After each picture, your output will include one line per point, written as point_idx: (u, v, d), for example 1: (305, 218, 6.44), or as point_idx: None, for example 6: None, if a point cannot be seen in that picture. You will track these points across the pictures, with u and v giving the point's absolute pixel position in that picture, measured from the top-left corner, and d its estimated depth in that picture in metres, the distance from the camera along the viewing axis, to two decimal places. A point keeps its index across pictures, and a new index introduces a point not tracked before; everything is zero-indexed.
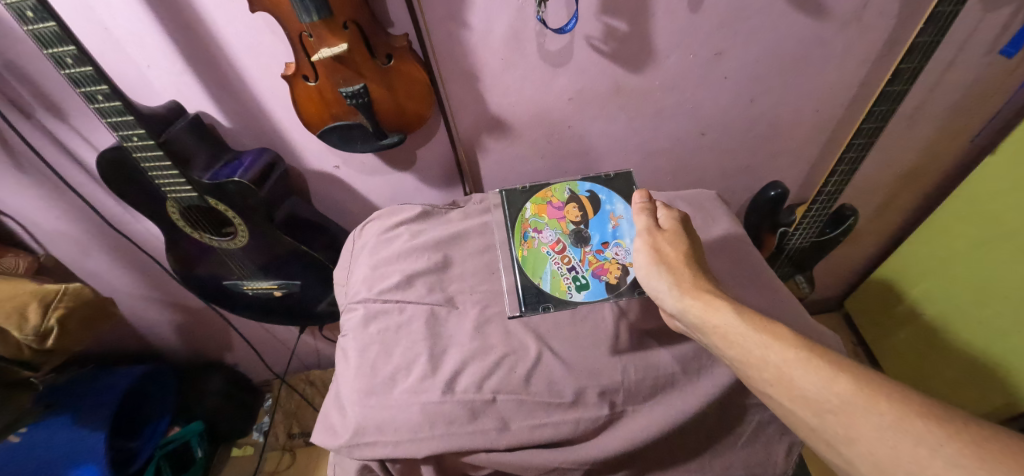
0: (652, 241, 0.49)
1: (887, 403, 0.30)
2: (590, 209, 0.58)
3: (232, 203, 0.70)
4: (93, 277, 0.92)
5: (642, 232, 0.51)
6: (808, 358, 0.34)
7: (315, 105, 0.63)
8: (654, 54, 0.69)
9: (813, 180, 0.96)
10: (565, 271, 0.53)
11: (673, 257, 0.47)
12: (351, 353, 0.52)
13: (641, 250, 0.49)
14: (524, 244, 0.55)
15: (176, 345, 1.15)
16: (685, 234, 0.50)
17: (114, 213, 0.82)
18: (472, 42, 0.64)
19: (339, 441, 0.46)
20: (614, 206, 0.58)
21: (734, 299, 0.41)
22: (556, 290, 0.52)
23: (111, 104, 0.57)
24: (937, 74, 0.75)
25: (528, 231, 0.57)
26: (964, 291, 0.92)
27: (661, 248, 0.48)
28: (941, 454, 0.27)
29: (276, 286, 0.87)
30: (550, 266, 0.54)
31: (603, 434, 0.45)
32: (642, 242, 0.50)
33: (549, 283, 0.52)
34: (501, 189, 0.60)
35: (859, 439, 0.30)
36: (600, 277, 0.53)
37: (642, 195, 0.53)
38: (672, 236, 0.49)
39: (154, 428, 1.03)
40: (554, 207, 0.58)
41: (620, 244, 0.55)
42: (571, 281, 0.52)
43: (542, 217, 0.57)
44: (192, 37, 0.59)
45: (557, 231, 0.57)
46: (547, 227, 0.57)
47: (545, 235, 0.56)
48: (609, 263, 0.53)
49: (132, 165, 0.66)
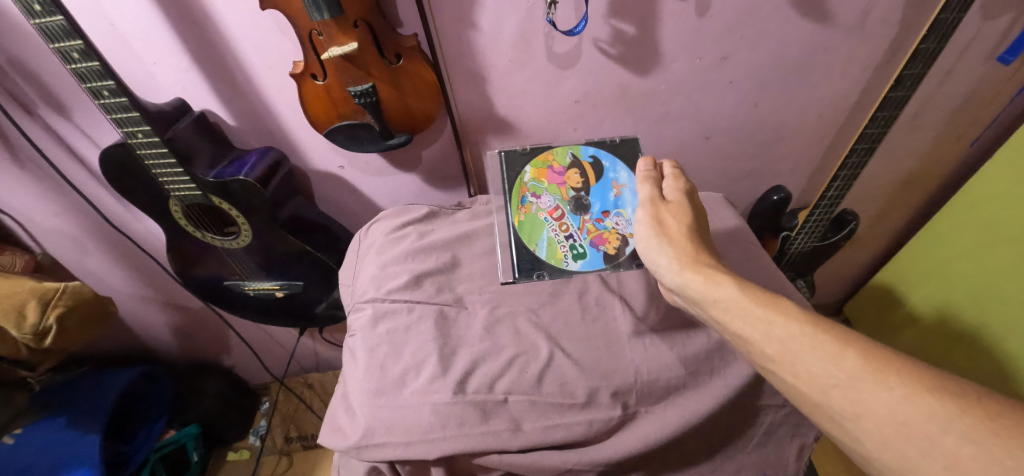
0: (654, 211, 0.49)
1: (896, 378, 0.30)
2: (590, 175, 0.58)
3: (235, 202, 0.70)
4: (91, 277, 0.91)
5: (643, 202, 0.50)
6: (812, 332, 0.34)
7: (322, 104, 0.63)
8: (659, 58, 0.70)
9: (815, 185, 0.96)
10: (562, 239, 0.54)
11: (675, 230, 0.47)
12: (360, 354, 0.52)
13: (644, 221, 0.49)
14: (523, 209, 0.56)
15: (172, 347, 1.13)
16: (688, 208, 0.49)
17: (115, 212, 0.81)
18: (480, 43, 0.64)
19: (348, 441, 0.45)
20: (617, 174, 0.58)
21: (735, 273, 0.41)
22: (551, 259, 0.53)
23: (117, 99, 0.56)
24: (938, 81, 0.76)
25: (527, 196, 0.57)
26: (961, 296, 0.93)
27: (664, 220, 0.48)
28: (953, 430, 0.27)
29: (278, 287, 0.85)
30: (547, 233, 0.54)
31: (615, 436, 0.45)
32: (645, 212, 0.49)
33: (545, 248, 0.54)
34: (500, 150, 0.60)
35: (867, 414, 0.30)
36: (598, 246, 0.54)
37: (648, 162, 0.54)
38: (675, 209, 0.49)
39: (149, 431, 1.00)
40: (553, 173, 0.58)
41: (621, 213, 0.55)
42: (568, 249, 0.54)
43: (540, 182, 0.58)
44: (199, 34, 0.59)
45: (556, 196, 0.57)
46: (547, 192, 0.57)
47: (543, 201, 0.56)
48: (608, 230, 0.54)
49: (134, 163, 0.65)
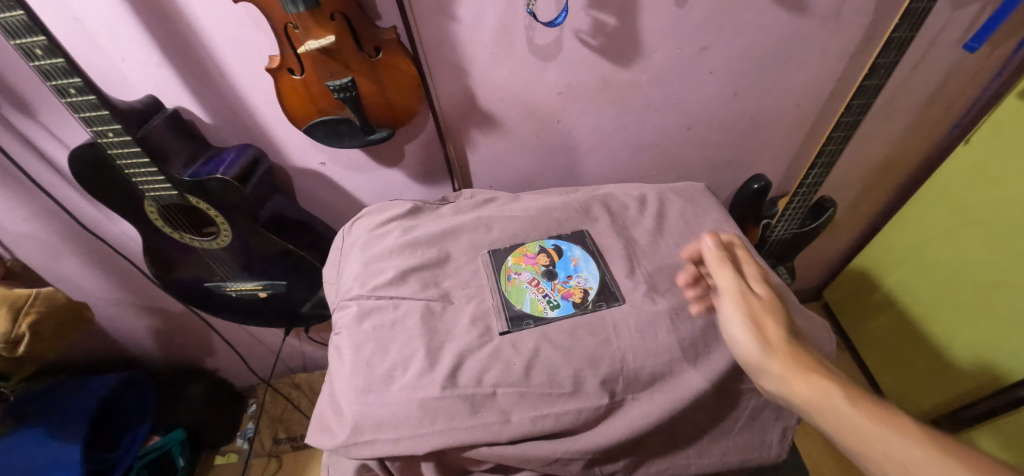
0: (747, 309, 0.44)
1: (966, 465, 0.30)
2: (555, 253, 0.59)
3: (213, 201, 0.68)
4: (63, 282, 0.88)
5: (732, 294, 0.45)
6: (880, 415, 0.35)
7: (301, 100, 0.61)
8: (641, 49, 0.70)
9: (794, 172, 0.98)
10: (540, 296, 0.54)
11: (771, 331, 0.42)
12: (346, 352, 0.51)
13: (738, 321, 0.43)
14: (508, 281, 0.56)
15: (153, 350, 1.11)
16: (781, 305, 0.45)
17: (86, 214, 0.78)
18: (461, 35, 0.64)
19: (335, 440, 0.45)
20: (573, 250, 0.59)
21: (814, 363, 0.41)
22: (533, 309, 0.53)
23: (84, 97, 0.54)
24: (911, 69, 0.78)
25: (509, 273, 0.57)
26: (933, 280, 0.96)
27: (760, 321, 0.43)
28: None
29: (261, 287, 0.84)
30: (528, 294, 0.54)
31: (603, 423, 0.45)
32: (737, 309, 0.44)
33: (529, 307, 0.53)
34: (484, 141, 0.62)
35: None
36: (567, 298, 0.54)
37: (714, 240, 0.48)
38: (768, 306, 0.44)
39: (134, 437, 0.99)
40: (528, 253, 0.59)
41: (579, 273, 0.56)
42: (546, 303, 0.54)
43: (519, 263, 0.58)
44: (170, 28, 0.57)
45: (531, 269, 0.57)
46: (525, 268, 0.57)
47: (522, 274, 0.57)
48: (575, 288, 0.55)
49: (104, 163, 0.63)
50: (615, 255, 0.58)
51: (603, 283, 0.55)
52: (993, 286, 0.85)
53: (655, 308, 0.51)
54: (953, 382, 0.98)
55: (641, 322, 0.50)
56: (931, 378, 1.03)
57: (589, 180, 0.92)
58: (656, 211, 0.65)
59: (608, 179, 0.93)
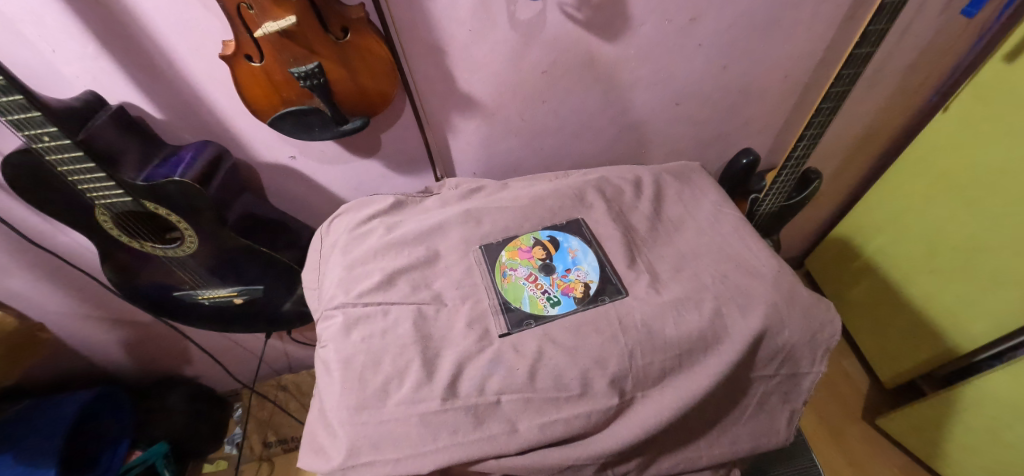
0: None
1: None
2: (550, 244, 0.57)
3: (174, 206, 0.62)
4: (15, 299, 0.80)
5: None
6: None
7: (263, 89, 0.56)
8: (629, 22, 0.66)
9: (781, 144, 0.97)
10: (539, 293, 0.52)
11: None
12: (334, 366, 0.48)
13: None
14: (503, 280, 0.53)
15: (125, 362, 1.04)
16: None
17: (31, 226, 0.70)
18: (436, 12, 0.58)
19: (330, 463, 0.42)
20: (570, 241, 0.57)
21: None
22: (533, 308, 0.50)
23: (9, 98, 0.47)
24: (898, 36, 0.76)
25: (504, 271, 0.54)
26: (913, 245, 0.98)
27: None
28: None
29: (236, 292, 0.79)
30: (526, 292, 0.52)
31: (614, 423, 0.44)
32: None
33: (529, 306, 0.51)
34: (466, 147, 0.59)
35: None
36: (567, 294, 0.51)
37: None
38: None
39: (112, 455, 0.93)
40: (523, 247, 0.56)
41: (579, 267, 0.53)
42: (546, 300, 0.51)
43: (514, 257, 0.55)
44: (104, 14, 0.50)
45: (527, 266, 0.55)
46: (521, 264, 0.54)
47: (518, 271, 0.54)
48: (575, 282, 0.52)
49: (43, 172, 0.56)
50: (613, 243, 0.56)
51: (603, 274, 0.53)
52: (970, 250, 0.87)
53: (661, 299, 0.49)
54: (928, 345, 1.01)
55: (647, 315, 0.48)
56: (909, 341, 1.06)
57: (578, 162, 0.89)
58: (653, 195, 0.63)
59: (596, 161, 0.90)
